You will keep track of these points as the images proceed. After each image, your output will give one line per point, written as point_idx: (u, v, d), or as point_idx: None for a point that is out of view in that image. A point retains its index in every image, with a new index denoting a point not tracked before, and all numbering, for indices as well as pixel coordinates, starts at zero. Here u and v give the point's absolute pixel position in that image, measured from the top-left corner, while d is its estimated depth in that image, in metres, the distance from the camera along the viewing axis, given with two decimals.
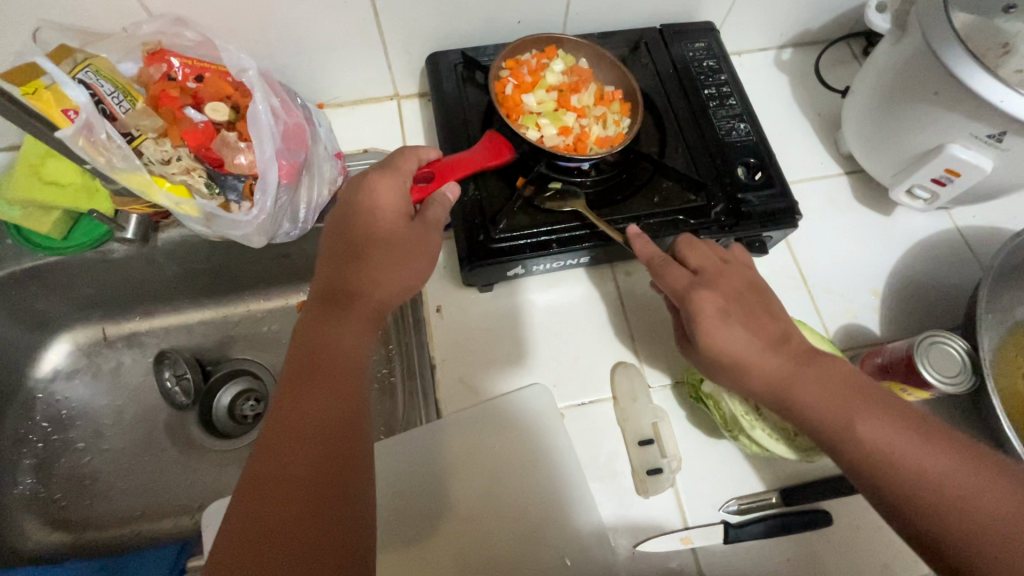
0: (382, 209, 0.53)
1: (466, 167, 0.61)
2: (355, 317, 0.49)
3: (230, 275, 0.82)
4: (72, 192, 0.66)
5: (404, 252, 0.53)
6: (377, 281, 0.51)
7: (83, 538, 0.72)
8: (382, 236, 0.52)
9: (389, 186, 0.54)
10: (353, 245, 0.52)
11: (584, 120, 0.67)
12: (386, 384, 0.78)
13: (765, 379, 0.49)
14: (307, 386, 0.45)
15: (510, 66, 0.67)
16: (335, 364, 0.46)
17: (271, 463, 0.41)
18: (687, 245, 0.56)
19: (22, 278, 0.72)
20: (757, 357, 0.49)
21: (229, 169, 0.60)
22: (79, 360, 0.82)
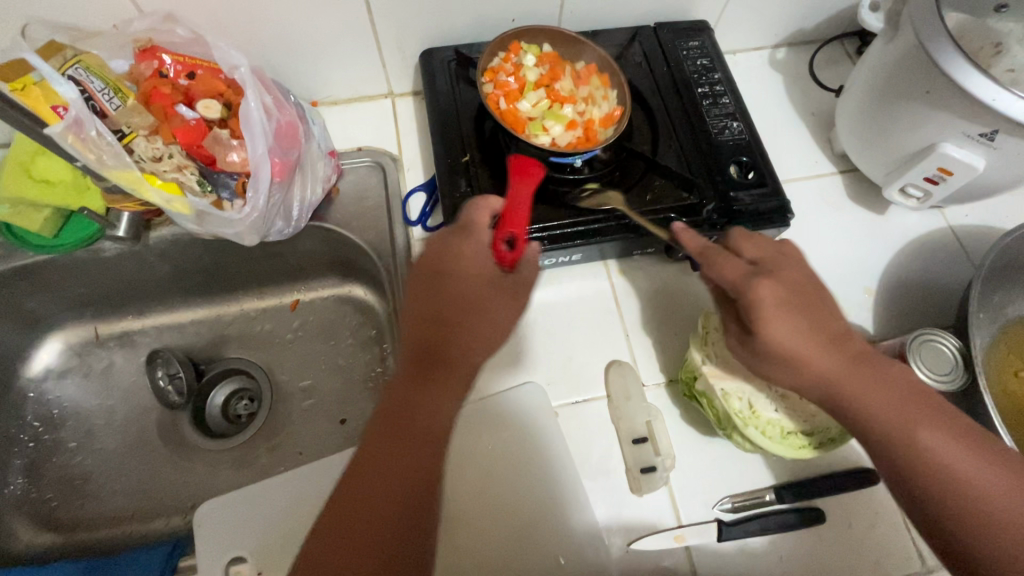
0: (468, 260, 0.51)
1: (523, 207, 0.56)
2: (449, 386, 0.47)
3: (223, 273, 0.81)
4: (63, 190, 0.66)
5: (491, 311, 0.50)
6: (468, 345, 0.48)
7: (73, 539, 0.72)
8: (473, 299, 0.49)
9: (473, 244, 0.51)
10: (439, 310, 0.48)
11: (580, 106, 0.67)
12: (379, 382, 0.80)
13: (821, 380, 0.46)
14: (396, 445, 0.45)
15: (490, 79, 0.66)
16: (424, 427, 0.45)
17: (354, 525, 0.42)
18: (741, 236, 0.53)
19: (12, 277, 0.71)
20: (820, 359, 0.46)
21: (221, 167, 0.59)
22: (70, 360, 0.81)
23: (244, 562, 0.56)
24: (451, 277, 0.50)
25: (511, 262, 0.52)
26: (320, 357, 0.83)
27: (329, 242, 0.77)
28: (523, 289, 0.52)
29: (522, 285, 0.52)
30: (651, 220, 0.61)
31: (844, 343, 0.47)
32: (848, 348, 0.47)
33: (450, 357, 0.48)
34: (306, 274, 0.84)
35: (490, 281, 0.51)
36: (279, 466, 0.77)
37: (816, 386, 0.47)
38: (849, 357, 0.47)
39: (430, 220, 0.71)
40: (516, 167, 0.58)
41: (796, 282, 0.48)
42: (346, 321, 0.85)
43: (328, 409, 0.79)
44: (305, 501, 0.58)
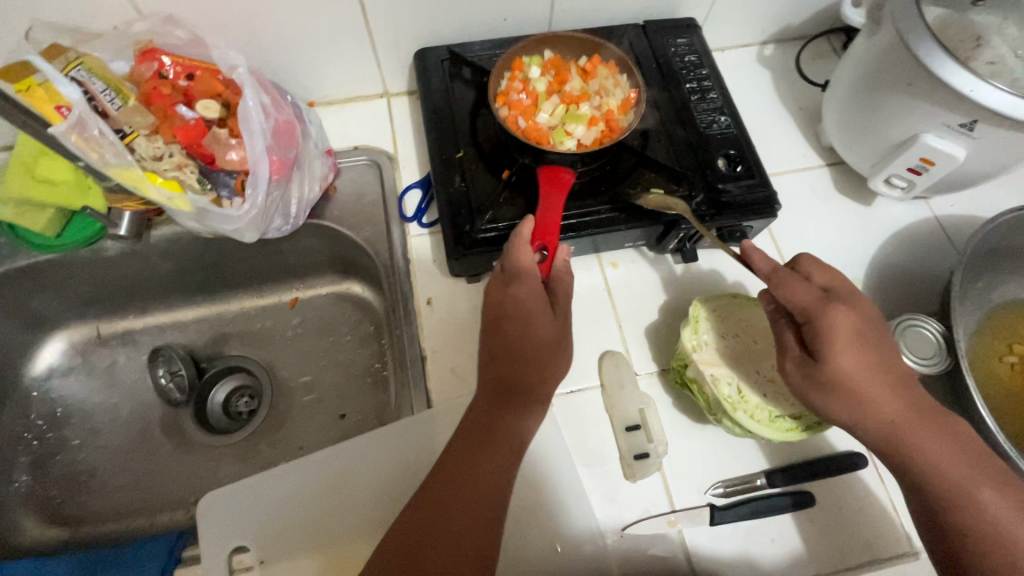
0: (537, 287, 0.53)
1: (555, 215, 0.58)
2: (531, 409, 0.51)
3: (223, 272, 0.83)
4: (65, 190, 0.66)
5: (556, 345, 0.53)
6: (537, 374, 0.52)
7: (78, 533, 0.73)
8: (544, 332, 0.52)
9: (530, 286, 0.53)
10: (505, 348, 0.52)
11: (595, 101, 0.66)
12: (378, 377, 0.82)
13: (875, 411, 0.47)
14: (483, 459, 0.49)
15: (503, 102, 0.65)
16: (503, 445, 0.50)
17: (429, 518, 0.46)
18: (814, 263, 0.54)
19: (16, 277, 0.72)
20: (880, 393, 0.47)
21: (220, 166, 0.61)
22: (74, 359, 0.82)
23: (247, 551, 0.57)
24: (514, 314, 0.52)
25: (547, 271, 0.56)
26: (319, 353, 0.85)
27: (328, 239, 0.78)
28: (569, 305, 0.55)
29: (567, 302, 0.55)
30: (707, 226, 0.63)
31: (900, 379, 0.48)
32: (909, 387, 0.48)
33: (526, 384, 0.51)
34: (303, 272, 0.86)
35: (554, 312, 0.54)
36: (280, 460, 0.78)
37: (870, 415, 0.47)
38: (910, 392, 0.48)
39: (425, 216, 0.73)
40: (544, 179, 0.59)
41: (862, 319, 0.49)
42: (344, 317, 0.86)
43: (328, 404, 0.81)
44: (307, 490, 0.59)
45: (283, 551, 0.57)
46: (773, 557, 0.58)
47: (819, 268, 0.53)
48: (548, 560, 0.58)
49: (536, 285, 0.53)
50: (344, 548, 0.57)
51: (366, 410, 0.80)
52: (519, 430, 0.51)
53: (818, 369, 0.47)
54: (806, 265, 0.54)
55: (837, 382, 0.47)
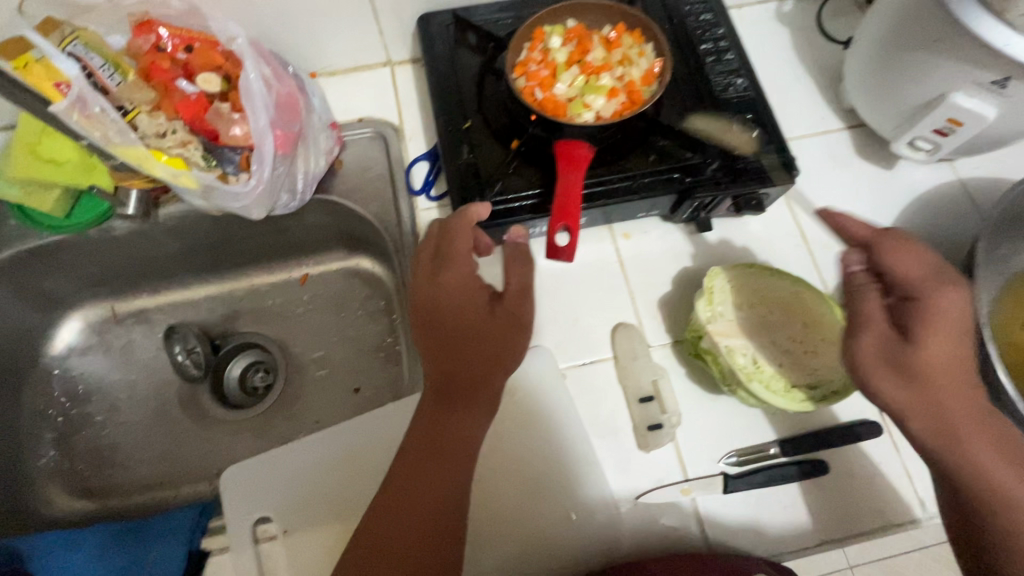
0: (466, 285, 0.52)
1: (575, 192, 0.54)
2: (474, 406, 0.51)
3: (232, 248, 0.82)
4: (70, 169, 0.65)
5: (494, 340, 0.52)
6: (486, 378, 0.51)
7: (108, 504, 0.76)
8: (474, 329, 0.51)
9: (461, 285, 0.52)
10: (454, 342, 0.51)
11: (617, 71, 0.62)
12: (390, 352, 0.83)
13: (939, 403, 0.45)
14: (431, 467, 0.49)
15: (520, 72, 0.61)
16: (458, 447, 0.50)
17: (387, 524, 0.47)
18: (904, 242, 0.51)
19: (30, 258, 0.72)
20: (945, 387, 0.45)
21: (224, 142, 0.60)
22: (91, 338, 0.83)
23: (270, 521, 0.58)
24: (454, 301, 0.52)
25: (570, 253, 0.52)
26: (331, 329, 0.86)
27: (336, 216, 0.78)
28: (512, 301, 0.53)
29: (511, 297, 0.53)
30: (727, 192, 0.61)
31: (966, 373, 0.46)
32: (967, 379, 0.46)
33: (469, 388, 0.51)
34: (312, 248, 0.86)
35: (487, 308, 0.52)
36: (297, 433, 0.81)
37: (925, 408, 0.45)
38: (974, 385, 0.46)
39: (434, 189, 0.72)
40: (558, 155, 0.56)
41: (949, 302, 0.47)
42: (354, 293, 0.87)
43: (342, 378, 0.83)
44: (325, 463, 0.60)
45: (305, 522, 0.58)
46: (784, 524, 0.58)
47: (906, 249, 0.50)
48: (563, 528, 0.59)
49: (467, 283, 0.52)
50: None
51: (380, 384, 0.82)
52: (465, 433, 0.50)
53: (879, 354, 0.46)
54: (887, 245, 0.51)
55: (893, 371, 0.46)
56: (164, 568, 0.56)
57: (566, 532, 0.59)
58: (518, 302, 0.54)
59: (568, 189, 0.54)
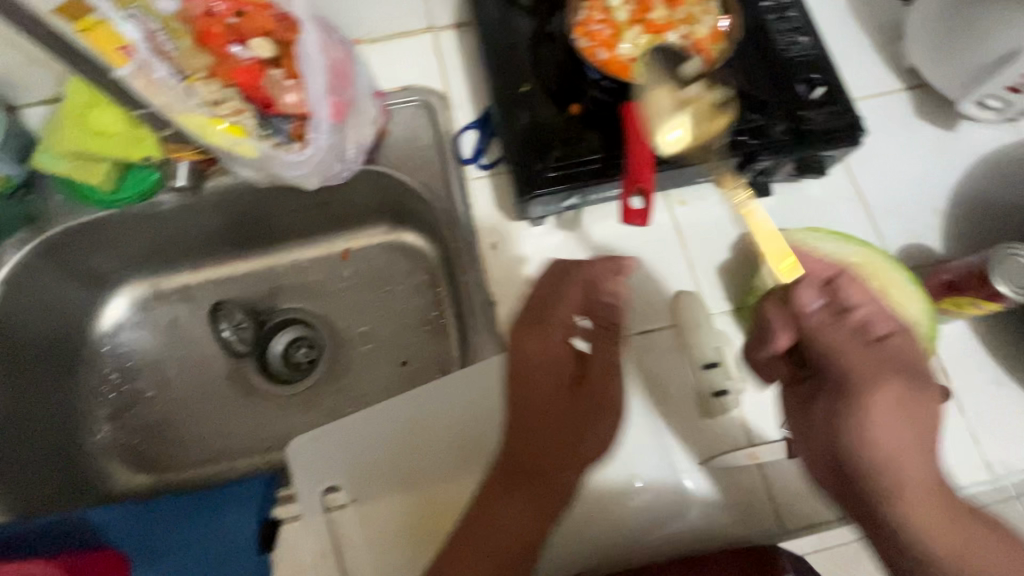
0: (548, 358, 0.52)
1: (644, 158, 0.55)
2: (530, 497, 0.50)
3: (275, 223, 0.81)
4: (116, 142, 0.64)
5: (576, 427, 0.51)
6: (568, 448, 0.51)
7: (164, 478, 0.76)
8: (558, 415, 0.51)
9: (544, 360, 0.52)
10: (546, 412, 0.51)
11: (682, 29, 0.60)
12: (436, 325, 0.83)
13: (904, 456, 0.43)
14: (472, 555, 0.48)
15: (582, 33, 0.59)
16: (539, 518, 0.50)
17: None
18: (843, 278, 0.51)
19: (79, 234, 0.72)
20: (909, 442, 0.43)
21: (277, 110, 0.59)
22: (136, 316, 0.82)
23: (339, 491, 0.59)
24: (548, 370, 0.52)
25: (641, 219, 0.54)
26: (374, 304, 0.85)
27: (382, 188, 0.77)
28: (602, 397, 0.54)
29: (602, 386, 0.54)
30: (794, 153, 0.60)
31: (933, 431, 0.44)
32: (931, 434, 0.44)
33: (532, 473, 0.50)
34: (354, 222, 0.84)
35: (567, 396, 0.52)
36: (346, 406, 0.81)
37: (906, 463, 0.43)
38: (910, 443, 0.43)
39: (484, 158, 0.71)
40: (628, 119, 0.56)
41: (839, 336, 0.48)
42: (396, 267, 0.85)
43: (389, 352, 0.83)
44: (388, 434, 0.60)
45: (374, 491, 0.59)
46: None
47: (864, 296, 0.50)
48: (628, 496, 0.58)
49: (559, 357, 0.52)
50: (430, 487, 0.59)
51: (427, 357, 0.81)
52: (508, 522, 0.49)
53: (868, 400, 0.44)
54: (847, 282, 0.50)
55: (884, 434, 0.43)
56: (239, 537, 0.57)
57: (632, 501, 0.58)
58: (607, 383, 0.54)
59: (639, 155, 0.55)
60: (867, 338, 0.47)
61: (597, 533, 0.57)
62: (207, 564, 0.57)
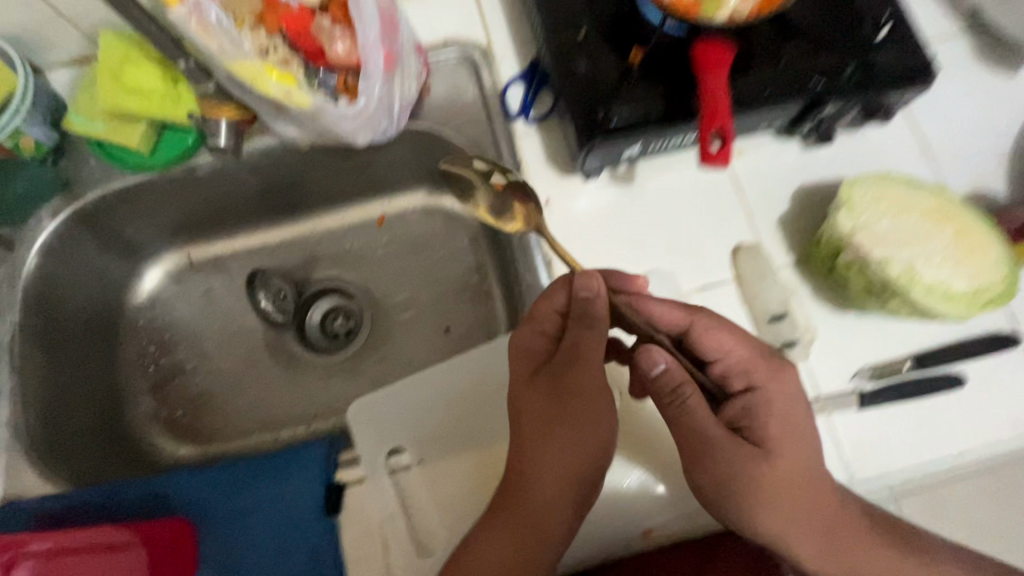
0: (524, 371, 0.53)
1: (722, 95, 0.50)
2: (507, 518, 0.50)
3: (310, 188, 0.79)
4: (154, 101, 0.62)
5: (558, 440, 0.50)
6: (542, 459, 0.50)
7: (211, 450, 0.75)
8: (535, 431, 0.50)
9: (521, 374, 0.53)
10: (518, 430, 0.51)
11: None
12: (479, 290, 0.81)
13: (822, 504, 0.49)
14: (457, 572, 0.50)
15: None
16: (520, 539, 0.49)
17: None
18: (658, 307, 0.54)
19: (114, 201, 0.69)
20: (758, 479, 0.48)
21: (327, 60, 0.57)
22: (171, 288, 0.80)
23: (403, 453, 0.58)
24: (520, 360, 0.54)
25: (726, 161, 0.48)
26: (413, 270, 0.83)
27: (423, 147, 0.74)
28: (574, 399, 0.50)
29: (579, 393, 0.50)
30: (865, 95, 0.57)
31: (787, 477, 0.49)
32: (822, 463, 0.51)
33: (511, 494, 0.51)
34: (390, 186, 0.82)
35: (548, 409, 0.51)
36: (390, 374, 0.79)
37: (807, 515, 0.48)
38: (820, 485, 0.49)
39: (532, 111, 0.68)
40: (703, 56, 0.52)
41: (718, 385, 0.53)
42: (435, 232, 0.83)
43: (431, 318, 0.81)
44: (453, 394, 0.61)
45: (439, 450, 0.58)
46: (923, 435, 0.58)
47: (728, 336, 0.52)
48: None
49: (532, 370, 0.53)
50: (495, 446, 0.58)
51: (471, 322, 0.80)
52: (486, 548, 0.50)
53: (728, 479, 0.48)
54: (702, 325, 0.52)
55: (708, 480, 0.48)
56: (304, 501, 0.57)
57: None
58: (582, 374, 0.50)
59: (715, 92, 0.50)
60: (683, 393, 0.48)
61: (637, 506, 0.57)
62: (272, 529, 0.57)
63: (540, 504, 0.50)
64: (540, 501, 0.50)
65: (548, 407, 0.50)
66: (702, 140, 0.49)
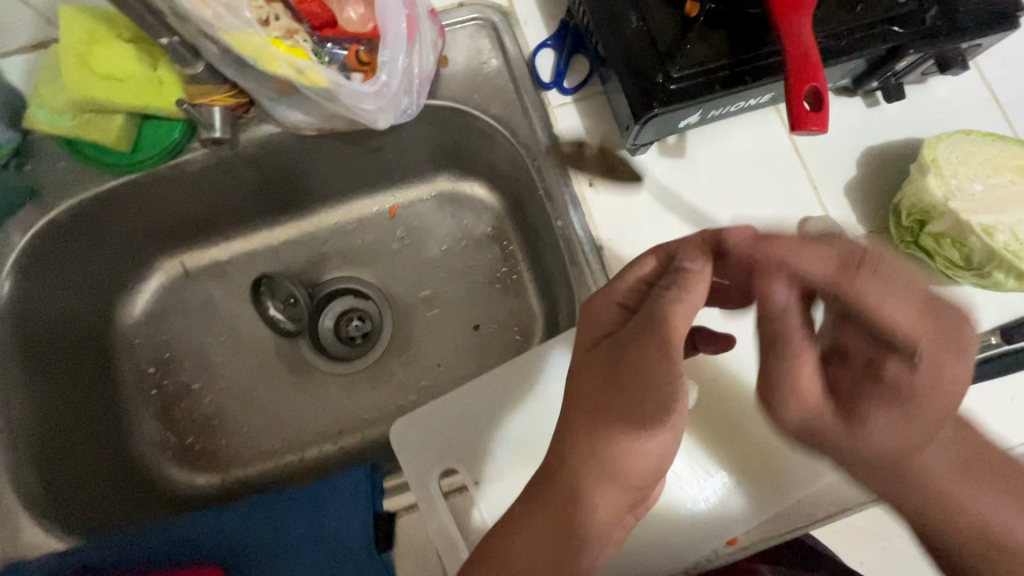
0: (596, 326, 0.45)
1: (810, 46, 0.43)
2: (539, 503, 0.43)
3: (314, 180, 0.70)
4: (132, 87, 0.53)
5: (617, 412, 0.40)
6: (593, 445, 0.41)
7: (230, 477, 0.68)
8: (590, 401, 0.42)
9: (589, 331, 0.45)
10: (570, 421, 0.43)
11: None
12: (508, 282, 0.74)
13: (934, 484, 0.39)
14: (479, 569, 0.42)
15: None
16: (556, 545, 0.41)
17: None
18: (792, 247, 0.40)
19: (93, 208, 0.60)
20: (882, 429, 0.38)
21: (341, 29, 0.49)
22: (165, 300, 0.72)
23: (456, 474, 0.54)
24: (589, 331, 0.45)
25: (825, 125, 0.41)
26: (433, 264, 0.76)
27: (441, 127, 0.67)
28: (635, 365, 0.40)
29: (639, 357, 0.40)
30: (949, 42, 0.51)
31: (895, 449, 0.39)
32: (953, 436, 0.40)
33: (553, 472, 0.43)
34: (402, 174, 0.74)
35: (604, 371, 0.42)
36: (418, 379, 0.72)
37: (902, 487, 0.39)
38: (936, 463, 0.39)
39: (565, 80, 0.61)
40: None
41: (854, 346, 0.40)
42: (454, 221, 0.76)
43: (458, 316, 0.74)
44: (510, 402, 0.56)
45: (496, 468, 0.54)
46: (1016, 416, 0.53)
47: (885, 301, 0.38)
48: (781, 450, 0.53)
49: (599, 332, 0.45)
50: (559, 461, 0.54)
51: (502, 317, 0.73)
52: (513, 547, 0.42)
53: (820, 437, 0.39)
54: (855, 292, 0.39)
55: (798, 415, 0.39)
56: (350, 536, 0.50)
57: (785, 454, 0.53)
58: (660, 362, 0.39)
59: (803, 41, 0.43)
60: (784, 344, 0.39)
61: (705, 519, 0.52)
62: (316, 569, 0.50)
63: (575, 490, 0.41)
64: (581, 508, 0.41)
65: (609, 396, 0.41)
66: (796, 101, 0.41)
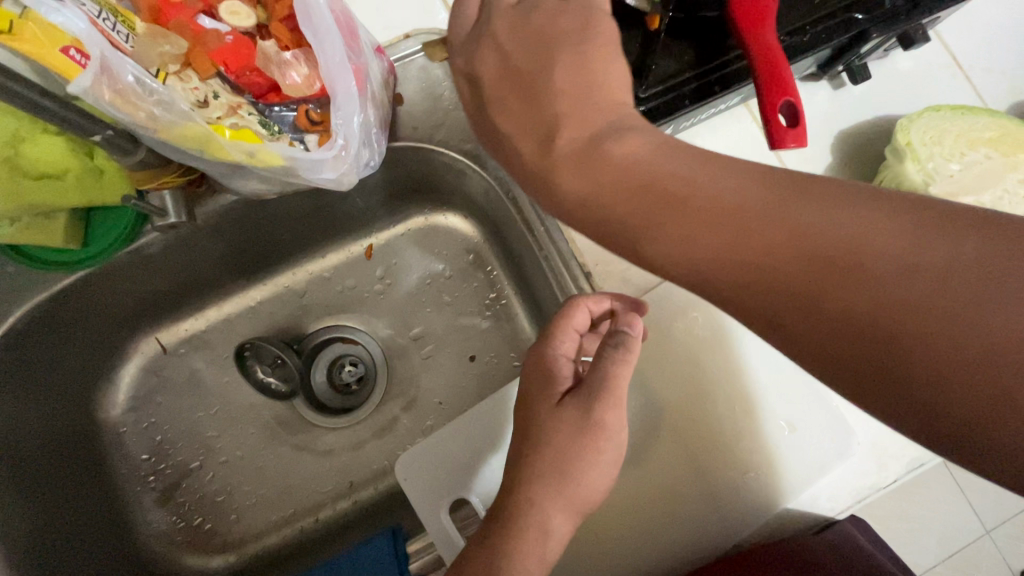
0: (548, 368, 0.46)
1: None
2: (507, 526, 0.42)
3: (280, 237, 0.67)
4: (73, 183, 0.50)
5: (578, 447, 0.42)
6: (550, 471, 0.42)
7: (247, 553, 0.67)
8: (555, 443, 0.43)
9: (535, 373, 0.47)
10: (537, 468, 0.43)
11: None
12: (498, 309, 0.72)
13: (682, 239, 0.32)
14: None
15: None
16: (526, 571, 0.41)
17: None
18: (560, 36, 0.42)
19: (53, 311, 0.56)
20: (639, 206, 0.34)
21: (284, 95, 0.47)
22: (148, 381, 0.69)
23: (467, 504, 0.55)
24: (537, 384, 0.47)
25: None
26: (418, 301, 0.73)
27: (406, 166, 0.64)
28: (592, 404, 0.43)
29: (594, 398, 0.43)
30: (914, 20, 0.50)
31: (722, 252, 0.31)
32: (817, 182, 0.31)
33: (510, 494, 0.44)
34: (373, 214, 0.71)
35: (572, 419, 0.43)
36: (421, 423, 0.71)
37: (832, 310, 0.28)
38: (854, 248, 0.28)
39: None
40: None
41: (646, 153, 0.35)
42: (434, 253, 0.73)
43: (450, 350, 0.72)
44: (485, 431, 0.56)
45: (483, 480, 0.56)
46: None
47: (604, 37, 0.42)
48: (753, 438, 0.54)
49: (544, 385, 0.46)
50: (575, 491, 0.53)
51: (497, 347, 0.71)
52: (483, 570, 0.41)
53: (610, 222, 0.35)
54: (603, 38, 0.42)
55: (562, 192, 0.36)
56: None
57: (758, 440, 0.54)
58: (609, 407, 0.43)
59: None
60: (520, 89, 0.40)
61: (721, 529, 0.53)
62: None
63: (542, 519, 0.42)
64: (553, 539, 0.42)
65: (565, 433, 0.43)
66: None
